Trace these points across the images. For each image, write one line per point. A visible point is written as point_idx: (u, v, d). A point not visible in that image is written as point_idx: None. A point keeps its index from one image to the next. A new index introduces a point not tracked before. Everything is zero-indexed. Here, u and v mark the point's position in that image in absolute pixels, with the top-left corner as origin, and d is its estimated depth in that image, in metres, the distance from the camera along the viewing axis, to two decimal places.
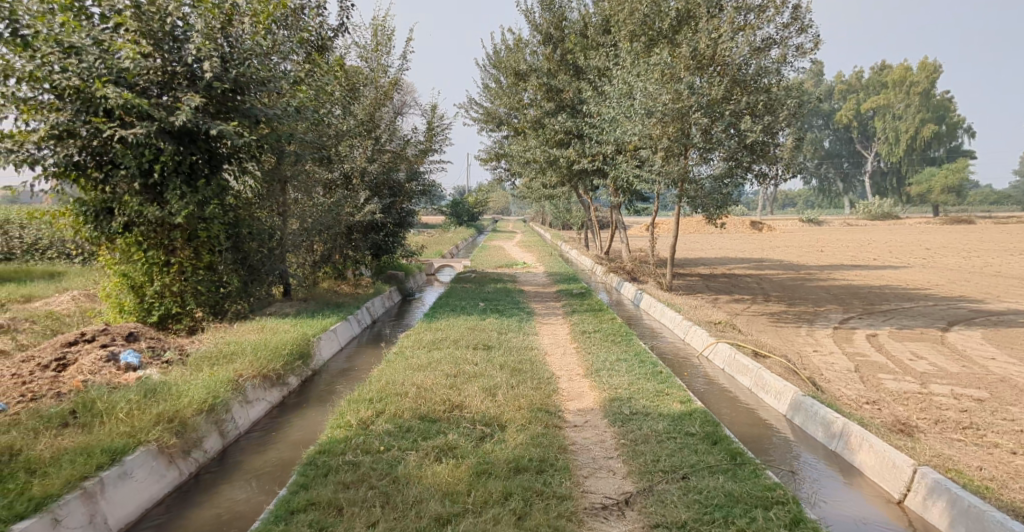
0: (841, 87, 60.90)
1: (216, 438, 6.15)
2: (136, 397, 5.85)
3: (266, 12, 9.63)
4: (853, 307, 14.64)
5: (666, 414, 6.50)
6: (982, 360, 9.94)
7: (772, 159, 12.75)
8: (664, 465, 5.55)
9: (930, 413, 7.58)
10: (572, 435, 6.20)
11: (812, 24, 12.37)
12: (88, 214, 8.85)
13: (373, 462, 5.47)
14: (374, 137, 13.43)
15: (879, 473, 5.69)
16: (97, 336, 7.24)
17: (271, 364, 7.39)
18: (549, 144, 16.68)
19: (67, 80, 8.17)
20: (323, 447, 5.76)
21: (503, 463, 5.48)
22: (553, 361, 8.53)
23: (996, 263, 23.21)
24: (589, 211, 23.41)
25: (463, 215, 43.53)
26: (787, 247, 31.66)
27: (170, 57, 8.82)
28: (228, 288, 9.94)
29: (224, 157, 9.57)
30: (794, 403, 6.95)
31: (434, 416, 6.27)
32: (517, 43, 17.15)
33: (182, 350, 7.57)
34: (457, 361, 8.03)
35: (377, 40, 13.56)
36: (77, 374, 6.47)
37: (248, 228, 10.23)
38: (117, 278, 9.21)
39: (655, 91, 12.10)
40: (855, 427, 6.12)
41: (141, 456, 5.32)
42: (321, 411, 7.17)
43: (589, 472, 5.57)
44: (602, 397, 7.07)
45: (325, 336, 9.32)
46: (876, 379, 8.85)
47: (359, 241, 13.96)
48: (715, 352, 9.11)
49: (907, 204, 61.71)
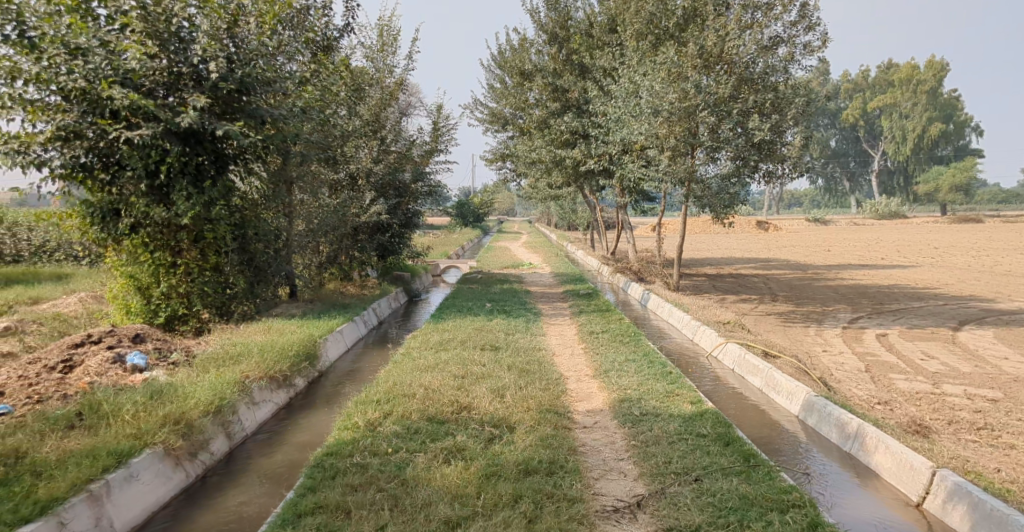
0: (847, 86, 60.56)
1: (223, 440, 6.10)
2: (142, 399, 5.81)
3: (271, 12, 9.58)
4: (862, 307, 14.52)
5: (677, 415, 6.42)
6: (995, 360, 9.82)
7: (780, 158, 12.57)
8: (676, 467, 5.47)
9: (943, 414, 7.48)
10: (582, 436, 6.13)
11: (820, 22, 12.28)
12: (94, 216, 8.82)
13: (381, 464, 5.41)
14: (380, 138, 13.33)
15: (895, 475, 5.61)
16: (103, 337, 7.21)
17: (277, 365, 7.34)
18: (554, 144, 16.60)
19: (73, 81, 8.14)
20: (330, 449, 5.71)
21: (513, 465, 5.41)
22: (561, 362, 8.46)
23: (1006, 262, 23.01)
24: (595, 211, 23.32)
25: (468, 216, 43.47)
26: (794, 246, 31.53)
27: (175, 58, 8.77)
28: (234, 289, 9.92)
29: (230, 157, 9.55)
30: (806, 404, 6.86)
31: (443, 418, 6.21)
32: (522, 43, 17.06)
33: (188, 352, 7.52)
34: (465, 361, 7.98)
35: (383, 41, 13.53)
36: (84, 375, 6.43)
37: (254, 229, 10.20)
38: (124, 279, 9.18)
39: (661, 90, 12.02)
40: (870, 428, 6.04)
41: (147, 459, 5.27)
42: (328, 413, 7.12)
43: (600, 474, 5.49)
44: (611, 397, 7.00)
45: (331, 337, 9.28)
46: (888, 379, 8.75)
47: (364, 242, 13.87)
48: (725, 353, 9.02)
49: (915, 203, 61.39)
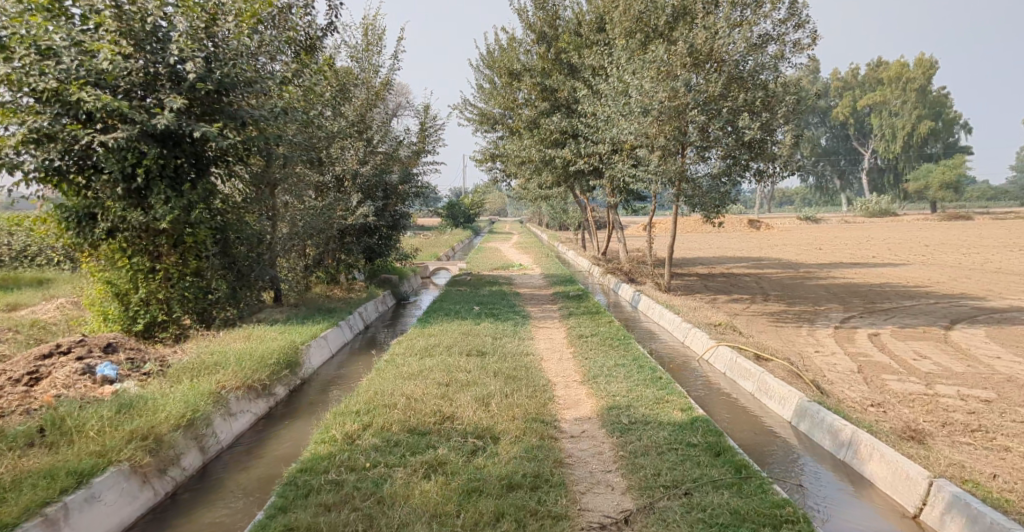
0: (837, 84, 59.42)
1: (195, 454, 5.87)
2: (108, 413, 5.59)
3: (251, 11, 9.21)
4: (854, 306, 14.39)
5: (668, 423, 6.23)
6: (987, 359, 9.69)
7: (770, 157, 12.40)
8: (665, 479, 5.28)
9: (938, 415, 7.33)
10: (569, 447, 5.93)
11: (810, 20, 12.12)
12: (70, 220, 8.55)
13: (357, 481, 5.21)
14: (365, 138, 13.08)
15: (891, 485, 5.43)
16: (73, 348, 6.97)
17: (256, 374, 7.09)
18: (543, 143, 16.39)
19: (45, 82, 7.88)
20: (304, 465, 5.49)
21: (496, 480, 5.21)
22: (549, 367, 8.25)
23: (997, 259, 22.97)
24: (586, 211, 23.13)
25: (460, 217, 43.23)
26: (784, 245, 31.33)
27: (152, 58, 8.49)
28: (216, 295, 9.64)
29: (210, 160, 9.31)
30: (799, 409, 6.67)
31: (425, 429, 6.00)
32: (510, 42, 16.83)
33: (163, 362, 7.26)
34: (450, 368, 7.75)
35: (368, 40, 13.28)
36: (50, 388, 6.21)
37: (236, 232, 9.92)
38: (100, 285, 8.86)
39: (650, 89, 11.80)
40: (864, 435, 5.86)
41: (111, 477, 5.05)
42: (307, 423, 6.89)
43: (587, 487, 5.30)
44: (600, 405, 6.80)
45: (315, 343, 9.02)
46: (881, 381, 8.60)
47: (351, 245, 13.57)
48: (716, 356, 8.84)
49: (905, 200, 61.52)
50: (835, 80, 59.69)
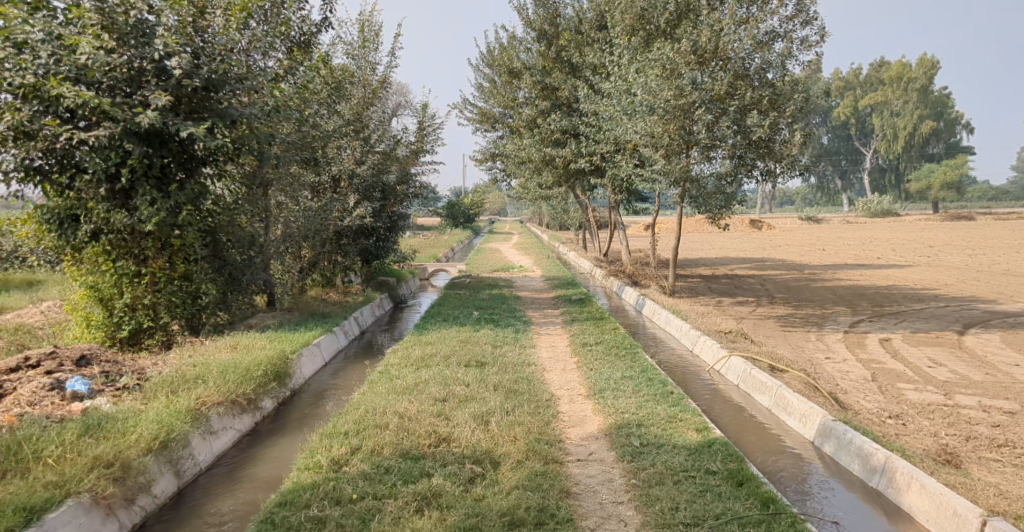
0: (839, 84, 58.82)
1: (169, 479, 5.43)
2: (72, 438, 5.16)
3: (241, 5, 8.71)
4: (862, 310, 13.89)
5: (682, 446, 5.78)
6: (1007, 367, 9.20)
7: (777, 156, 11.83)
8: (685, 515, 4.85)
9: (962, 429, 6.85)
10: (576, 472, 5.49)
11: (818, 16, 11.63)
12: (51, 222, 8.06)
13: (342, 517, 4.77)
14: (362, 138, 12.53)
15: (935, 520, 5.03)
16: (43, 361, 6.50)
17: (240, 388, 6.62)
18: (544, 143, 15.81)
19: (22, 77, 7.41)
20: (284, 498, 5.03)
21: (496, 515, 4.78)
22: (553, 379, 7.80)
23: (1005, 261, 22.33)
24: (588, 211, 22.67)
25: (459, 217, 42.92)
26: (789, 246, 30.81)
27: (136, 52, 7.96)
28: (205, 300, 9.10)
29: (200, 160, 8.78)
30: (823, 429, 6.22)
31: (418, 453, 5.54)
32: (510, 41, 16.43)
33: (141, 374, 6.77)
34: (448, 381, 7.28)
35: (365, 36, 12.85)
36: (13, 407, 5.75)
37: (226, 234, 9.43)
38: (83, 290, 8.30)
39: (655, 87, 11.28)
40: (900, 461, 5.44)
41: (67, 512, 4.59)
42: (294, 442, 6.42)
43: (596, 523, 4.88)
44: (607, 423, 6.34)
45: (307, 352, 8.54)
46: (897, 390, 8.14)
47: (348, 246, 13.02)
48: (729, 367, 8.34)
49: (908, 200, 60.90)
50: (836, 80, 59.19)
